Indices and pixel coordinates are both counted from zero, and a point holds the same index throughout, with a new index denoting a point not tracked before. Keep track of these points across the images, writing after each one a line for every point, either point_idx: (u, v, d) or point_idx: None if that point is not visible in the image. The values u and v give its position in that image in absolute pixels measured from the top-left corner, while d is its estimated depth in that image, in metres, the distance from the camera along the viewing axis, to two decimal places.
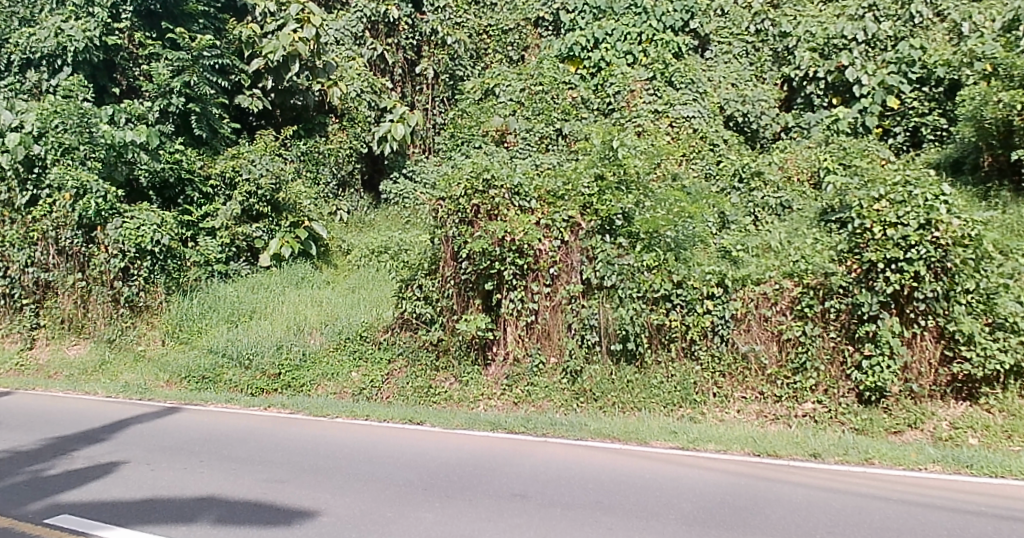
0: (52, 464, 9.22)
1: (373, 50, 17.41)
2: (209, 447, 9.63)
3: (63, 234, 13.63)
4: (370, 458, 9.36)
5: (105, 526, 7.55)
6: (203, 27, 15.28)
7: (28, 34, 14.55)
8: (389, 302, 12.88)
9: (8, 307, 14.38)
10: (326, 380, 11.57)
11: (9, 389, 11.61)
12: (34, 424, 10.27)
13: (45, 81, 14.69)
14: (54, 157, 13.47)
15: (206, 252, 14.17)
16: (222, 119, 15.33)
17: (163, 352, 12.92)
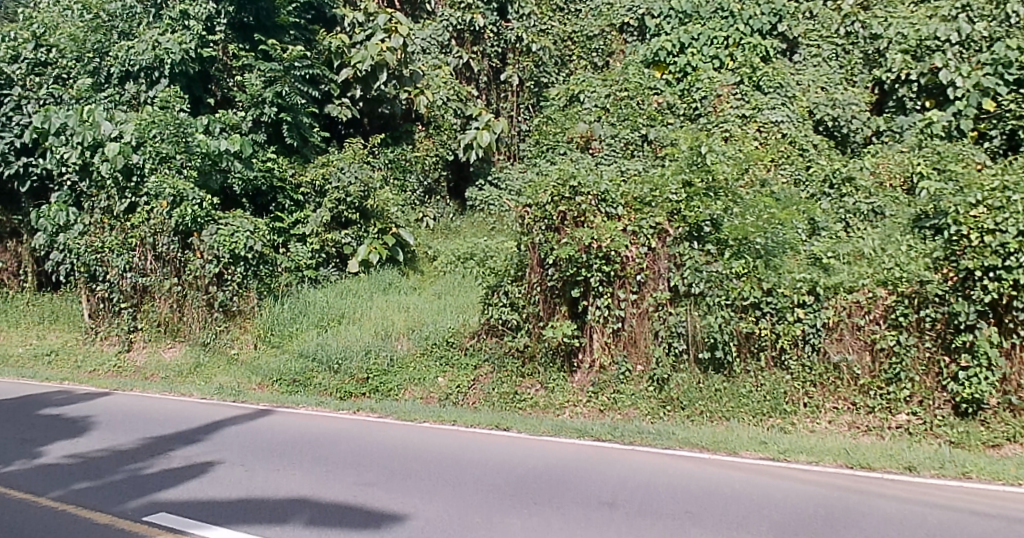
0: (151, 464, 9.54)
1: (458, 59, 17.47)
2: (300, 451, 9.84)
3: (161, 240, 13.98)
4: (456, 465, 9.39)
5: (199, 524, 7.72)
6: (294, 39, 16.07)
7: (127, 47, 15.06)
8: (474, 308, 12.90)
9: (109, 311, 14.86)
10: (413, 385, 11.68)
11: (111, 390, 11.90)
12: (133, 423, 10.62)
13: (144, 93, 15.21)
14: (152, 165, 13.90)
15: (297, 258, 14.55)
16: (313, 128, 15.71)
17: (255, 355, 13.26)
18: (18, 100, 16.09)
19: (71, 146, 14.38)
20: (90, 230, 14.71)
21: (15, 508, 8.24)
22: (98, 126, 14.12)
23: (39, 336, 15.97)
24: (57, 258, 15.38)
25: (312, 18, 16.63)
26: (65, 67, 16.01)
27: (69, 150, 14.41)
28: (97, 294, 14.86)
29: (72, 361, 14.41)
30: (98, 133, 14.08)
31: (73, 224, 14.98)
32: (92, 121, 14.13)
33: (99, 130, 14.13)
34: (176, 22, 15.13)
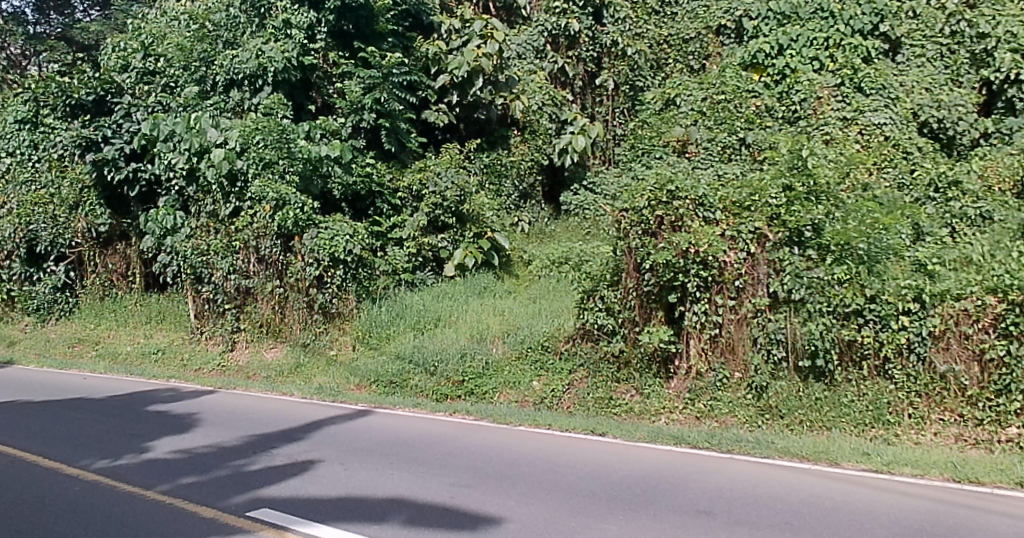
0: (254, 460, 9.86)
1: (553, 63, 17.92)
2: (398, 452, 10.04)
3: (263, 243, 14.41)
4: (552, 470, 9.40)
5: (302, 520, 7.89)
6: (392, 46, 16.31)
7: (231, 56, 15.63)
8: (569, 313, 12.95)
9: (214, 312, 15.37)
10: (508, 388, 11.75)
11: (216, 387, 12.33)
12: (237, 420, 10.95)
13: (248, 99, 15.78)
14: (256, 171, 14.34)
15: (394, 262, 14.70)
16: (411, 133, 16.20)
17: (355, 357, 13.49)
18: (127, 108, 17.14)
19: (179, 153, 15.15)
20: (197, 233, 15.31)
21: (128, 501, 8.59)
22: (204, 133, 14.80)
23: (147, 335, 16.86)
24: (165, 260, 15.98)
25: (410, 26, 17.12)
26: (173, 76, 16.92)
27: (176, 155, 15.18)
28: (202, 295, 15.36)
29: (177, 361, 15.02)
30: (204, 139, 14.77)
31: (179, 228, 15.50)
32: (198, 128, 14.82)
33: (205, 136, 14.82)
34: (278, 31, 15.53)
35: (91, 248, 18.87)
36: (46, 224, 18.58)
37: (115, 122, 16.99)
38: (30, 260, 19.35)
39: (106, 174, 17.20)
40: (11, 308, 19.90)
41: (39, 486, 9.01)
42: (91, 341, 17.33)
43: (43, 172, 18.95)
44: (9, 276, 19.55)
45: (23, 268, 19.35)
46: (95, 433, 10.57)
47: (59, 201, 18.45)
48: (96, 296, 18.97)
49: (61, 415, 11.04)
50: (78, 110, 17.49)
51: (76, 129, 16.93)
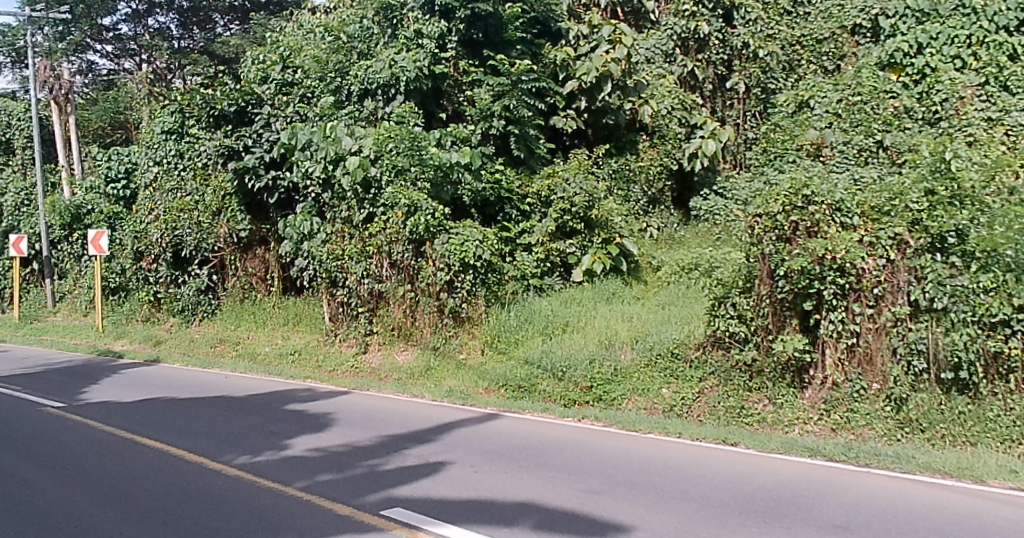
0: (388, 460, 10.13)
1: (683, 67, 18.92)
2: (528, 456, 10.18)
3: (395, 248, 14.92)
4: (682, 479, 9.31)
5: (434, 521, 8.02)
6: (521, 53, 16.83)
7: (366, 67, 16.60)
8: (700, 319, 12.83)
9: (348, 314, 16.19)
10: (636, 395, 11.81)
11: (349, 388, 12.75)
12: (370, 420, 11.29)
13: (381, 109, 16.53)
14: (389, 178, 14.95)
15: (523, 267, 15.05)
16: (539, 140, 16.57)
17: (484, 361, 13.76)
18: (267, 118, 17.71)
19: (315, 161, 15.75)
20: (332, 238, 15.98)
21: (270, 496, 8.93)
22: (340, 142, 15.47)
23: (285, 336, 17.69)
24: (302, 264, 16.70)
25: (538, 33, 17.71)
26: (310, 86, 17.74)
27: (313, 163, 15.82)
28: (337, 298, 16.21)
29: (314, 362, 15.71)
30: (340, 147, 15.43)
31: (316, 233, 16.21)
32: (334, 137, 15.50)
33: (340, 145, 15.47)
34: (410, 41, 16.38)
35: (232, 251, 19.84)
36: (192, 230, 19.93)
37: (255, 132, 17.84)
38: (176, 263, 20.93)
39: (248, 183, 18.05)
40: (157, 309, 21.61)
41: (187, 480, 9.46)
42: (232, 342, 18.34)
43: (189, 180, 20.51)
44: (157, 279, 21.22)
45: (169, 272, 20.90)
46: (235, 428, 11.04)
47: (203, 208, 19.73)
48: (236, 297, 19.87)
49: (204, 411, 11.60)
50: (222, 120, 18.38)
51: (219, 139, 18.13)
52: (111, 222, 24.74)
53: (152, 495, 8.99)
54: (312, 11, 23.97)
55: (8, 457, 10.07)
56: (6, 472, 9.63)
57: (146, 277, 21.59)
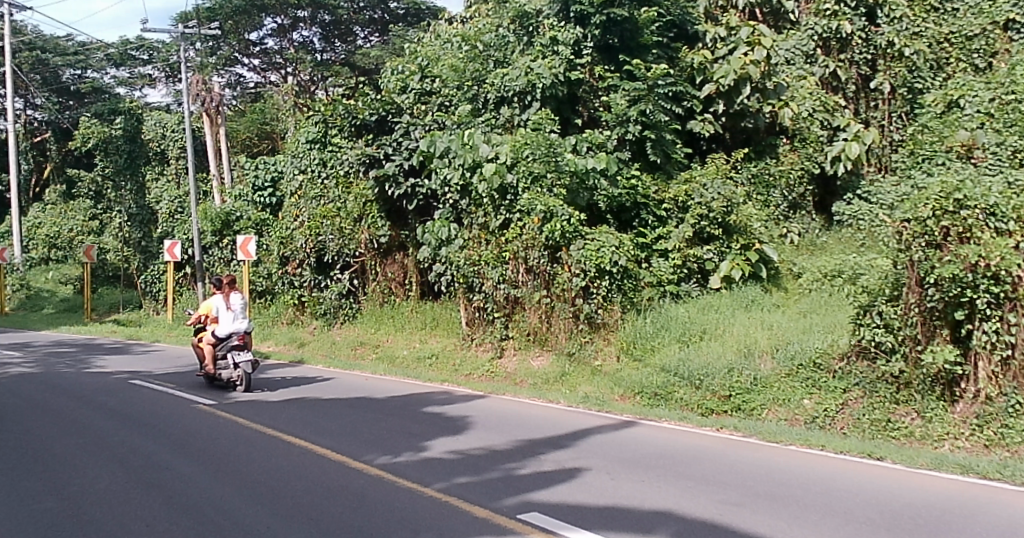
0: (524, 464, 10.25)
1: (825, 68, 19.49)
2: (665, 465, 10.13)
3: (532, 254, 15.45)
4: (825, 491, 9.02)
5: (570, 526, 7.98)
6: (657, 56, 17.68)
7: (502, 75, 17.54)
8: (845, 328, 12.45)
9: (483, 320, 16.79)
10: (777, 405, 11.61)
11: (486, 392, 12.97)
12: (506, 424, 11.45)
13: (517, 115, 17.40)
14: (526, 185, 15.50)
15: (660, 274, 15.39)
16: (675, 145, 17.08)
17: (619, 368, 13.97)
18: (407, 127, 18.83)
19: (454, 168, 16.57)
20: (469, 244, 16.76)
21: (407, 496, 9.11)
22: (477, 149, 16.15)
23: (422, 339, 18.56)
24: (439, 270, 17.62)
25: (675, 36, 18.72)
26: (447, 95, 18.77)
27: (451, 170, 16.65)
28: (474, 303, 16.80)
29: (450, 366, 16.21)
30: (477, 154, 16.10)
31: (453, 239, 17.04)
32: (472, 145, 16.22)
33: (477, 152, 16.14)
34: (546, 47, 17.52)
35: (372, 257, 20.91)
36: (334, 236, 20.98)
37: (395, 141, 19.14)
38: (319, 268, 22.25)
39: (388, 190, 19.23)
40: (301, 312, 22.85)
41: (328, 478, 9.78)
42: (372, 346, 19.05)
43: (331, 188, 21.31)
44: (301, 283, 22.62)
45: (313, 276, 22.22)
46: (373, 428, 11.36)
47: (345, 215, 20.68)
48: (376, 301, 20.86)
49: (344, 410, 12.01)
50: (363, 131, 20.08)
51: (361, 148, 19.60)
52: (259, 229, 26.23)
53: (294, 491, 9.31)
54: (449, 22, 24.99)
55: (162, 448, 10.70)
56: (160, 465, 10.21)
57: (291, 281, 22.94)
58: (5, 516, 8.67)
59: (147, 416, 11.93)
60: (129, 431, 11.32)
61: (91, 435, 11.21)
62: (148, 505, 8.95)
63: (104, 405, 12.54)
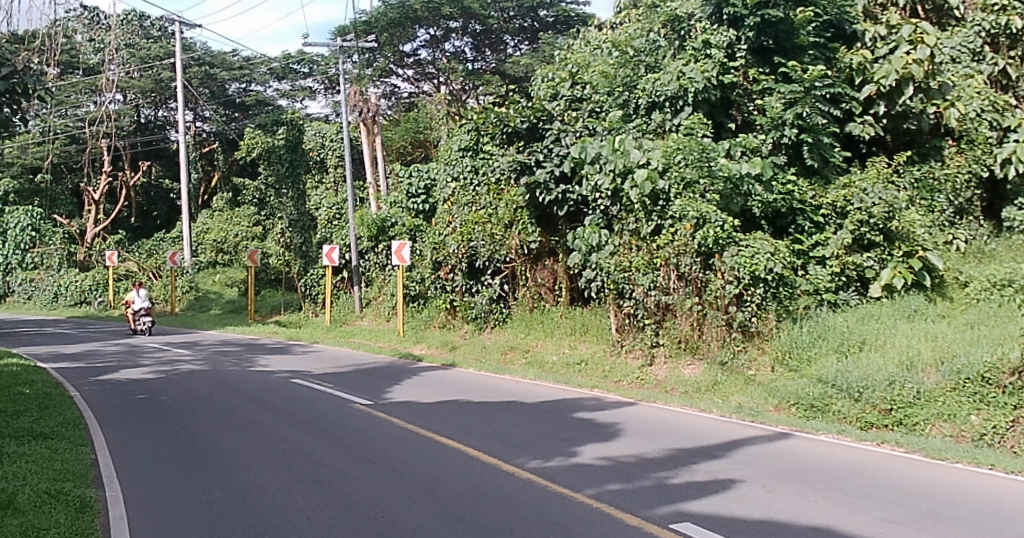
0: (675, 473, 10.02)
1: (993, 66, 19.04)
2: (824, 478, 9.72)
3: (683, 260, 15.80)
4: (997, 514, 8.38)
5: None
6: (814, 57, 18.00)
7: (654, 80, 18.15)
8: (1017, 342, 11.74)
9: (634, 327, 17.39)
10: (941, 421, 11.15)
11: (635, 400, 13.26)
12: (659, 435, 11.41)
13: (669, 120, 18.03)
14: (678, 190, 16.10)
15: (817, 282, 15.45)
16: (832, 148, 17.50)
17: (775, 377, 13.99)
18: (557, 134, 19.91)
19: (605, 174, 17.33)
20: (619, 250, 17.30)
21: (558, 501, 9.04)
22: (628, 155, 16.74)
23: (572, 345, 18.91)
24: (590, 275, 18.13)
25: (832, 36, 18.79)
26: (598, 102, 19.93)
27: (602, 176, 17.44)
28: (624, 310, 17.41)
29: (599, 371, 16.50)
30: (628, 160, 16.68)
31: (603, 244, 17.65)
32: (623, 150, 16.82)
33: (628, 158, 16.74)
34: (699, 51, 17.89)
35: (522, 263, 21.58)
36: (484, 241, 21.66)
37: (546, 147, 20.02)
38: (470, 274, 22.72)
39: (539, 196, 20.20)
40: (453, 316, 23.52)
41: (480, 480, 9.83)
42: (522, 349, 19.52)
43: (484, 195, 22.16)
44: (452, 288, 23.06)
45: (464, 281, 22.68)
46: (524, 433, 11.44)
47: (496, 221, 21.38)
48: (527, 306, 21.54)
49: (496, 415, 12.20)
50: (514, 138, 21.02)
51: (513, 155, 20.36)
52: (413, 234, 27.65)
53: (447, 492, 9.40)
54: (598, 29, 25.53)
55: (323, 445, 11.09)
56: (320, 461, 10.55)
57: (444, 286, 23.33)
58: (180, 506, 9.12)
59: (308, 414, 12.42)
60: (290, 428, 11.80)
61: (255, 430, 11.74)
62: (310, 500, 9.22)
63: (268, 403, 13.19)
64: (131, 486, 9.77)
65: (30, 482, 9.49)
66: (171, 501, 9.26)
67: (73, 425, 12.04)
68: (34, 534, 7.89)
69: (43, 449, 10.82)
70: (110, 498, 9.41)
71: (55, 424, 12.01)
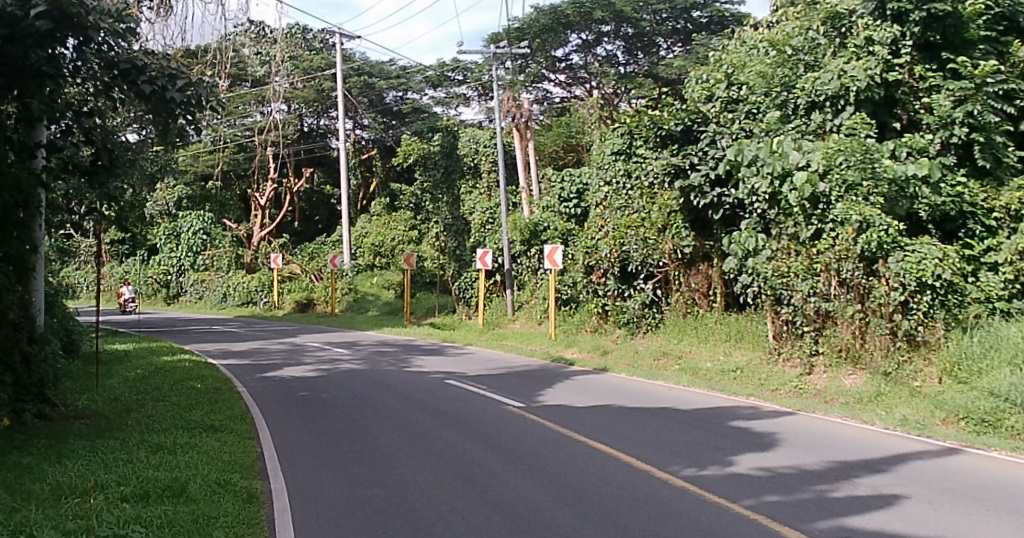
0: (837, 486, 9.51)
1: None
2: (999, 498, 9.04)
3: (845, 266, 15.74)
4: None
5: None
6: (985, 52, 17.91)
7: (814, 79, 18.52)
8: None
9: (792, 333, 17.35)
10: None
11: (795, 410, 13.24)
12: (819, 447, 11.06)
13: (830, 120, 18.37)
14: (839, 193, 16.17)
15: (987, 289, 15.02)
16: (1007, 149, 17.04)
17: (941, 389, 13.55)
18: (713, 136, 19.72)
19: (763, 177, 17.45)
20: (777, 255, 17.30)
21: (718, 510, 8.61)
22: (787, 157, 17.05)
23: (727, 351, 19.19)
24: (745, 281, 18.32)
25: (1005, 29, 18.64)
26: (755, 102, 19.81)
27: (759, 179, 17.54)
28: (782, 316, 17.45)
29: (755, 380, 16.59)
30: (787, 161, 16.99)
31: (761, 249, 17.76)
32: (781, 153, 17.15)
33: (787, 160, 17.03)
34: (860, 48, 18.13)
35: (676, 267, 22.11)
36: (638, 246, 22.44)
37: (701, 151, 19.95)
38: (623, 278, 23.62)
39: (693, 200, 20.23)
40: (605, 320, 24.06)
41: (633, 485, 9.57)
42: (675, 356, 19.78)
43: (636, 198, 23.01)
44: (605, 292, 23.88)
45: (617, 286, 23.57)
46: (679, 442, 11.29)
47: (649, 225, 22.17)
48: (680, 312, 22.13)
49: (650, 423, 12.22)
50: (668, 141, 20.73)
51: (667, 158, 20.28)
52: (565, 238, 28.22)
53: (603, 496, 9.13)
54: (754, 29, 25.19)
55: (475, 448, 11.17)
56: (474, 462, 10.62)
57: (595, 290, 24.26)
58: (340, 499, 9.26)
59: (463, 416, 12.72)
60: (445, 429, 12.08)
61: (409, 432, 12.02)
62: (466, 499, 9.16)
63: (424, 404, 13.61)
64: (293, 479, 10.04)
65: (201, 472, 9.77)
66: (332, 494, 9.42)
67: (240, 419, 12.69)
68: (208, 522, 7.93)
69: (213, 441, 11.38)
70: (274, 489, 9.64)
71: (222, 418, 12.70)
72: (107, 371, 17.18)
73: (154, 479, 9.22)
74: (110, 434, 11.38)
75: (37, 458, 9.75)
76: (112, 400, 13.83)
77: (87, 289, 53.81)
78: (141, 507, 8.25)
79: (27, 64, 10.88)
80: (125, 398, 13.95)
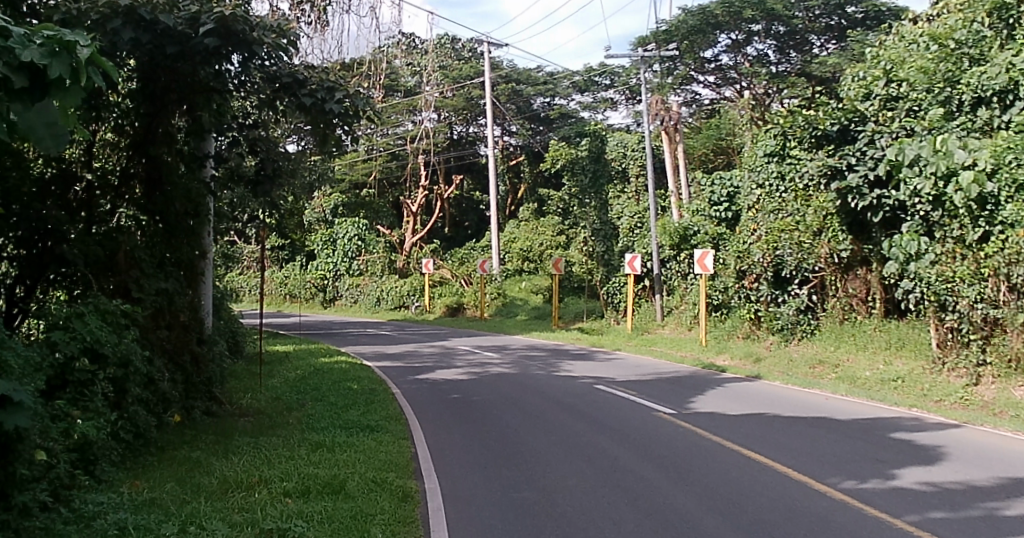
0: (1008, 505, 8.66)
1: None
2: None
3: (1015, 269, 14.42)
4: None
5: None
6: None
7: (979, 73, 17.50)
8: None
9: (958, 342, 16.19)
10: None
11: (963, 422, 12.29)
12: (991, 464, 10.14)
13: (998, 116, 17.31)
14: (1009, 193, 15.05)
15: None
16: None
17: None
18: (871, 135, 18.66)
19: (925, 177, 16.43)
20: (941, 259, 16.29)
21: (876, 525, 8.05)
22: (951, 155, 15.89)
23: (887, 360, 18.05)
24: (907, 286, 17.41)
25: None
26: (916, 99, 18.50)
27: (922, 179, 16.52)
28: (946, 324, 16.36)
29: (917, 390, 15.51)
30: (952, 160, 15.83)
31: (924, 253, 16.70)
32: (945, 151, 15.99)
33: (952, 158, 15.86)
34: None
35: (833, 272, 21.13)
36: (792, 250, 21.53)
37: (859, 150, 18.80)
38: (776, 283, 22.72)
39: (851, 203, 19.13)
40: (758, 326, 23.37)
41: (787, 496, 9.12)
42: (830, 365, 18.82)
43: (791, 201, 22.37)
44: (757, 297, 23.29)
45: (770, 291, 22.79)
46: (836, 453, 10.75)
47: (804, 228, 21.27)
48: (836, 318, 21.17)
49: (807, 432, 11.72)
50: (823, 141, 20.06)
51: (822, 159, 19.33)
52: (716, 242, 27.50)
53: (755, 507, 8.80)
54: (915, 21, 23.70)
55: (626, 455, 11.04)
56: (622, 468, 10.51)
57: (747, 295, 23.68)
58: (490, 500, 9.43)
59: (614, 423, 12.65)
60: (597, 435, 12.04)
61: (561, 436, 12.06)
62: (613, 505, 9.08)
63: (575, 410, 13.63)
64: (446, 479, 10.33)
65: (359, 470, 10.19)
66: (483, 495, 9.64)
67: (394, 420, 13.19)
68: (362, 519, 8.26)
69: (369, 440, 11.91)
70: (428, 489, 9.96)
71: (379, 418, 13.24)
72: (270, 371, 18.35)
73: (314, 476, 9.69)
74: (273, 431, 12.12)
75: (205, 452, 10.49)
76: (274, 398, 14.73)
77: (255, 292, 57.58)
78: (301, 502, 8.71)
79: (196, 81, 11.80)
80: (285, 397, 14.83)
